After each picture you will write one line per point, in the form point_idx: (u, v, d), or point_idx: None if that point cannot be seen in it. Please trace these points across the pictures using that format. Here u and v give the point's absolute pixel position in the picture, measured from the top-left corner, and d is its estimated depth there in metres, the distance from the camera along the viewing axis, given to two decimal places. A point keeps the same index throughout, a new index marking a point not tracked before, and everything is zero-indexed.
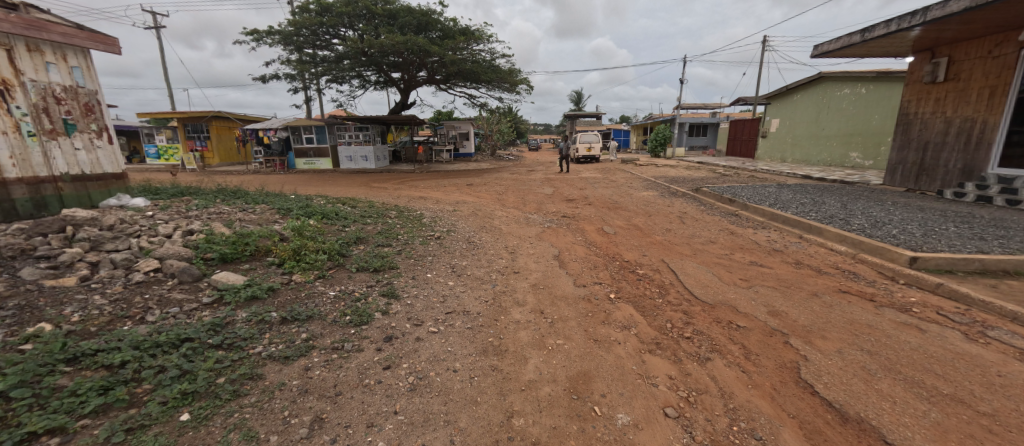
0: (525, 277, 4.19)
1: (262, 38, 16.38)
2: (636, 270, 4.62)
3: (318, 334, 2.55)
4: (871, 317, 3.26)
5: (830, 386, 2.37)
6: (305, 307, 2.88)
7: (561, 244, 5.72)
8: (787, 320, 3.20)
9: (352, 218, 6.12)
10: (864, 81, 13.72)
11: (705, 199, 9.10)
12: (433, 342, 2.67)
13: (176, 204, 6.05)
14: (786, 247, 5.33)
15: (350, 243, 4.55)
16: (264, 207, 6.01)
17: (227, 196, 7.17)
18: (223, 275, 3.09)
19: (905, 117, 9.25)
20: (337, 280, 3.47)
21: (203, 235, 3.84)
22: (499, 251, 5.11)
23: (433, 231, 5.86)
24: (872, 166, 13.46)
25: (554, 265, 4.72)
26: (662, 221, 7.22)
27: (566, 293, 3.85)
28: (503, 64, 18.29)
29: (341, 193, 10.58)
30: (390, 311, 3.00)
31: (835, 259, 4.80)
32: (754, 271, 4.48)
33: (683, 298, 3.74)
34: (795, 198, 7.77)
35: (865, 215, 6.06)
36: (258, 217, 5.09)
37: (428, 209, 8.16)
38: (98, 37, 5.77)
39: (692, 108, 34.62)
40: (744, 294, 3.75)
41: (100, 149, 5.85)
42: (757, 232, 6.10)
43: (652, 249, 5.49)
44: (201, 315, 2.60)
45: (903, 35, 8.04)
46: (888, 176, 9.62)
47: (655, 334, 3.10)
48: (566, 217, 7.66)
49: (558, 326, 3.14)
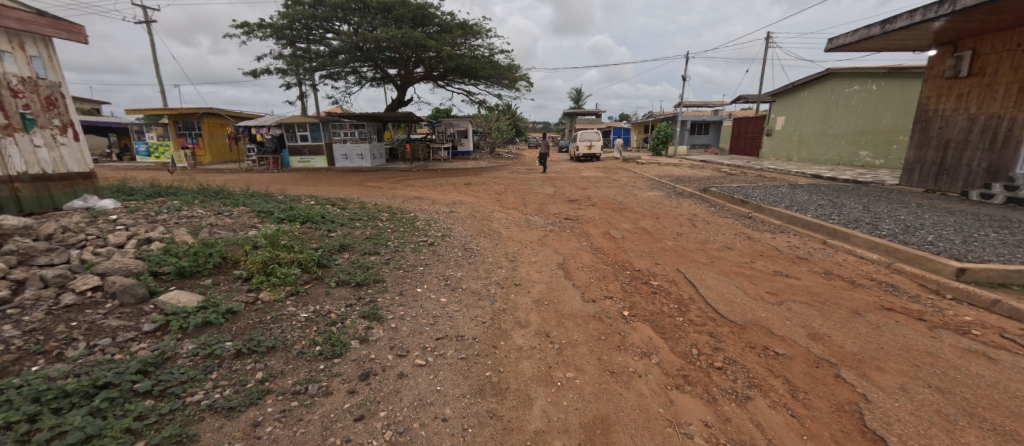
0: (527, 291, 3.75)
1: (253, 31, 15.86)
2: (649, 282, 4.17)
3: (277, 372, 2.09)
4: (929, 342, 2.82)
5: (906, 440, 1.92)
6: (268, 334, 2.42)
7: (565, 250, 5.27)
8: (833, 346, 2.76)
9: (340, 221, 5.67)
10: (876, 77, 13.25)
11: (714, 199, 8.67)
12: (419, 379, 2.22)
13: (148, 206, 5.59)
14: (810, 254, 4.89)
15: (333, 251, 4.10)
16: (243, 209, 5.54)
17: (207, 197, 6.70)
18: (172, 295, 2.62)
19: (924, 114, 8.82)
20: (313, 298, 3.01)
21: (162, 245, 3.40)
22: (497, 259, 4.67)
23: (427, 236, 5.41)
24: (883, 165, 13.01)
25: (558, 275, 4.27)
26: (671, 224, 6.80)
27: (575, 310, 3.41)
28: (502, 60, 17.79)
29: (333, 193, 10.11)
30: (371, 338, 2.54)
31: (867, 268, 4.36)
32: (782, 284, 4.03)
33: (707, 317, 3.29)
34: (812, 200, 7.32)
35: (892, 219, 5.62)
36: (233, 222, 4.63)
37: (422, 210, 7.70)
38: (61, 24, 5.29)
39: (694, 105, 34.24)
40: (777, 313, 3.30)
41: (65, 146, 5.38)
42: (776, 238, 5.66)
43: (664, 256, 5.05)
44: (134, 349, 2.13)
45: (926, 27, 7.59)
46: (905, 175, 9.20)
47: (680, 363, 2.66)
48: (569, 220, 7.21)
49: (567, 355, 2.68)
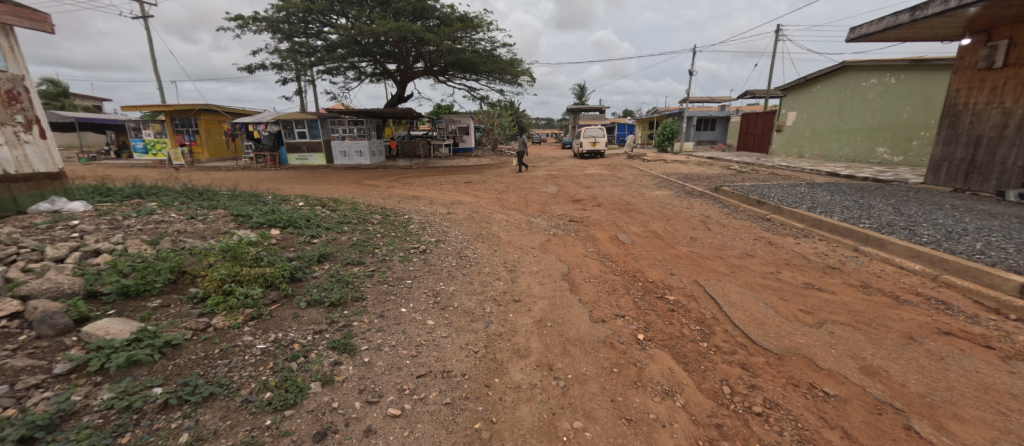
0: (527, 309, 3.31)
1: (247, 25, 15.48)
2: (665, 296, 3.71)
3: (208, 433, 1.66)
4: (1008, 380, 2.36)
5: None
6: (210, 376, 1.99)
7: (570, 257, 4.81)
8: (893, 385, 2.31)
9: (326, 225, 5.24)
10: (895, 69, 12.65)
11: (727, 199, 8.16)
12: (391, 437, 1.78)
13: (120, 209, 5.18)
14: (842, 263, 4.42)
15: (310, 263, 3.65)
16: (220, 212, 5.11)
17: (188, 198, 6.29)
18: (99, 324, 2.17)
19: (952, 108, 8.28)
20: (277, 323, 2.57)
21: (109, 258, 2.98)
22: (496, 269, 4.24)
23: (419, 241, 4.97)
24: (902, 162, 12.45)
25: (563, 288, 3.83)
26: (683, 226, 6.32)
27: (582, 333, 2.96)
28: (503, 54, 17.23)
29: (326, 193, 9.68)
30: (336, 378, 2.09)
31: (911, 281, 3.89)
32: (815, 300, 3.56)
33: (736, 343, 2.83)
34: (835, 201, 6.82)
35: (928, 222, 5.14)
36: (204, 228, 4.21)
37: (418, 212, 7.26)
38: (22, 11, 4.87)
39: (700, 101, 33.62)
40: (818, 338, 2.82)
41: (29, 145, 4.97)
42: (801, 244, 5.17)
43: (679, 265, 4.57)
44: (32, 402, 1.71)
45: (960, 13, 7.03)
46: (931, 173, 8.68)
47: (711, 407, 2.21)
48: (573, 222, 6.76)
49: (574, 396, 2.23)
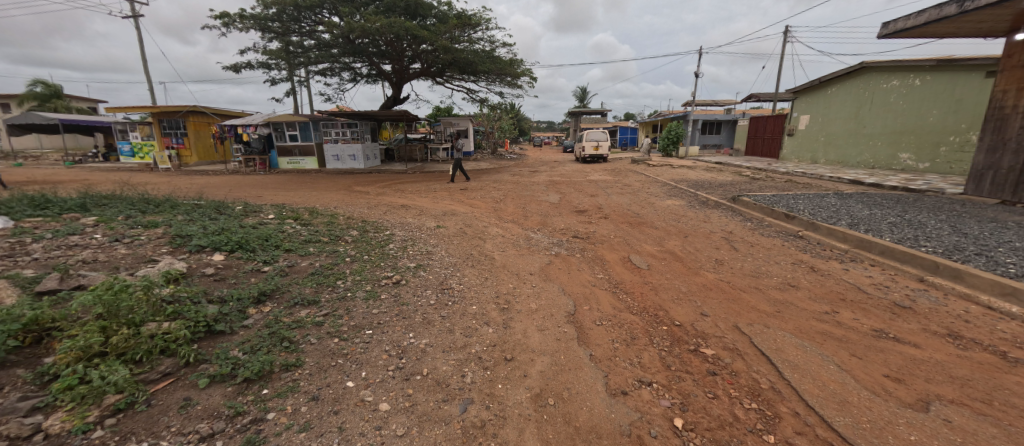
0: (522, 372, 2.49)
1: (233, 23, 14.72)
2: (701, 350, 2.86)
3: None
4: None
5: None
6: None
7: (575, 288, 3.98)
8: None
9: (286, 246, 4.37)
10: (920, 70, 11.78)
11: (748, 211, 7.33)
12: None
13: (44, 226, 4.38)
14: (913, 300, 3.58)
15: (238, 308, 2.79)
16: (157, 231, 4.26)
17: (139, 211, 5.47)
18: None
19: (998, 110, 7.47)
20: (149, 420, 1.76)
21: None
22: (485, 306, 3.42)
23: (394, 268, 4.13)
24: (928, 169, 11.58)
25: (568, 337, 2.98)
26: (704, 245, 5.50)
27: (597, 419, 2.12)
28: (502, 54, 16.42)
29: (307, 201, 8.89)
30: None
31: (1013, 329, 3.05)
32: (899, 358, 2.72)
33: (816, 439, 2.00)
34: (876, 215, 5.99)
35: (1005, 246, 4.28)
36: (120, 257, 3.36)
37: (402, 225, 6.45)
38: None
39: (704, 105, 32.89)
40: (931, 433, 2.00)
41: None
42: (851, 271, 4.32)
43: (710, 301, 3.72)
44: None
45: (1016, 5, 6.19)
46: (972, 183, 7.87)
47: None
48: (577, 238, 5.96)
49: None
